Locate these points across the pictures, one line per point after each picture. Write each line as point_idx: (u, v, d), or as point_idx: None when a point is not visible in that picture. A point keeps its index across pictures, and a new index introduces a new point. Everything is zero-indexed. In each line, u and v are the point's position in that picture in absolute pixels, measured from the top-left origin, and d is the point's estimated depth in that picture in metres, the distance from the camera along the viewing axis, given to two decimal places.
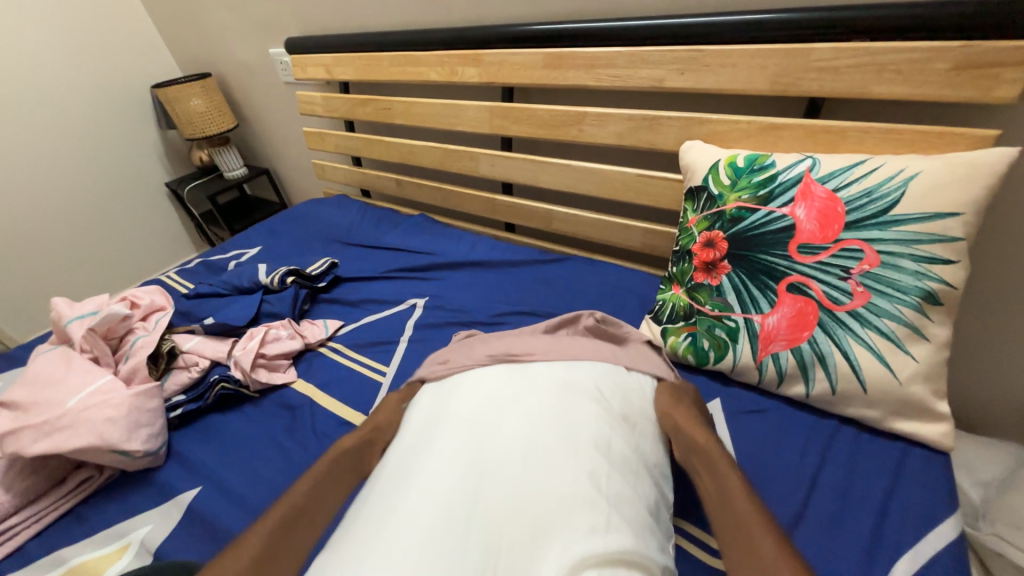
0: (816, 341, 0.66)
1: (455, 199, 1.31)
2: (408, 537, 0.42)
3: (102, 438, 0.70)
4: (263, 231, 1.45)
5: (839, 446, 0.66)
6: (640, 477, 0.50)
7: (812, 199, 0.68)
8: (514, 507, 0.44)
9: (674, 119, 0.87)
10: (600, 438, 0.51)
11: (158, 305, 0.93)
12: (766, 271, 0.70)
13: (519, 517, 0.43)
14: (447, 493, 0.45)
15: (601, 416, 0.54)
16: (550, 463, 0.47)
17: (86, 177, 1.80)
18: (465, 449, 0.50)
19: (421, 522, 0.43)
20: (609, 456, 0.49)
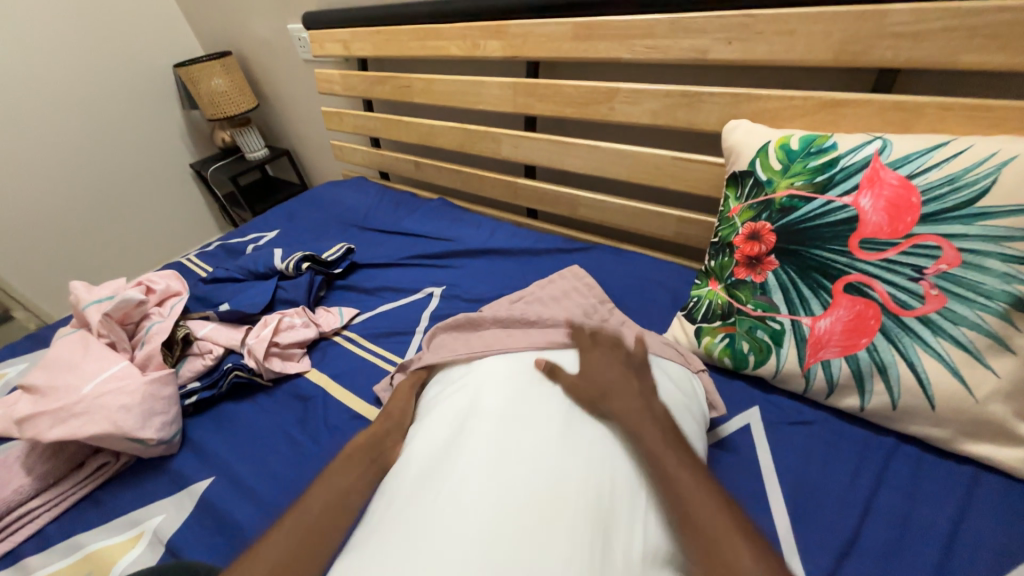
0: (877, 349, 0.58)
1: (475, 183, 1.25)
2: (449, 533, 0.38)
3: (116, 426, 0.69)
4: (281, 214, 1.43)
5: (898, 467, 0.58)
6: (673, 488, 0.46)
7: (880, 187, 0.59)
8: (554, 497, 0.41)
9: (718, 94, 0.78)
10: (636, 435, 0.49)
11: (174, 291, 0.92)
12: (821, 268, 0.62)
13: (561, 509, 0.40)
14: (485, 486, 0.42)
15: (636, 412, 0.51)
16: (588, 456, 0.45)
17: (114, 157, 1.82)
18: (487, 451, 0.45)
19: (460, 518, 0.39)
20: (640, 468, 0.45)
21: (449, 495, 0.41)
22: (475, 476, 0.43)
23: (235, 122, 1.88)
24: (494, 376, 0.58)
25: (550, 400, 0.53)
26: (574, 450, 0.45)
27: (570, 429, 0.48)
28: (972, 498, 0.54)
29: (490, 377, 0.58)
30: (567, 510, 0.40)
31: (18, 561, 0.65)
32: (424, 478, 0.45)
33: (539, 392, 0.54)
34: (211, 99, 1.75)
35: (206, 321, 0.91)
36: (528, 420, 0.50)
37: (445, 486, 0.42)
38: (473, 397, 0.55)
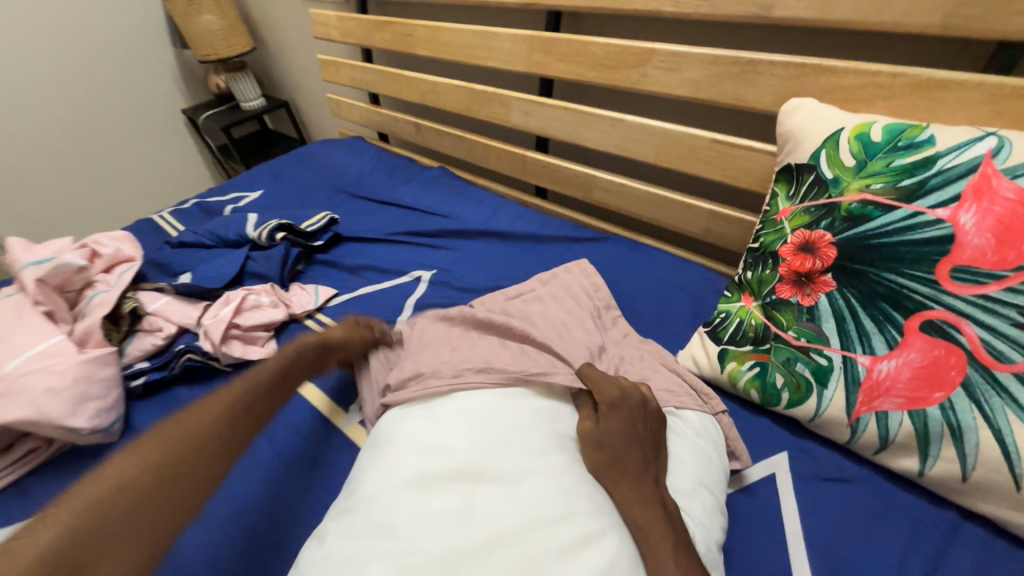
0: (952, 408, 0.46)
1: (480, 153, 1.11)
2: None
3: (41, 412, 0.60)
4: (267, 173, 1.31)
5: (958, 551, 0.47)
6: None
7: (992, 200, 0.45)
8: None
9: (779, 64, 0.63)
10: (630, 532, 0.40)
11: (125, 256, 0.81)
12: (892, 298, 0.49)
13: None
14: None
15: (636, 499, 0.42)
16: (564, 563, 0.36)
17: (97, 97, 1.68)
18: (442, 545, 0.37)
19: None
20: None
21: None
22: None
23: (228, 66, 1.73)
24: (464, 414, 0.47)
25: (529, 467, 0.42)
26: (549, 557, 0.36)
27: (549, 519, 0.39)
28: None
29: (458, 415, 0.47)
30: None
31: None
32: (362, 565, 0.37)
33: (519, 452, 0.43)
34: (201, 39, 1.59)
35: (162, 293, 0.81)
36: (497, 499, 0.40)
37: None
38: (436, 438, 0.45)
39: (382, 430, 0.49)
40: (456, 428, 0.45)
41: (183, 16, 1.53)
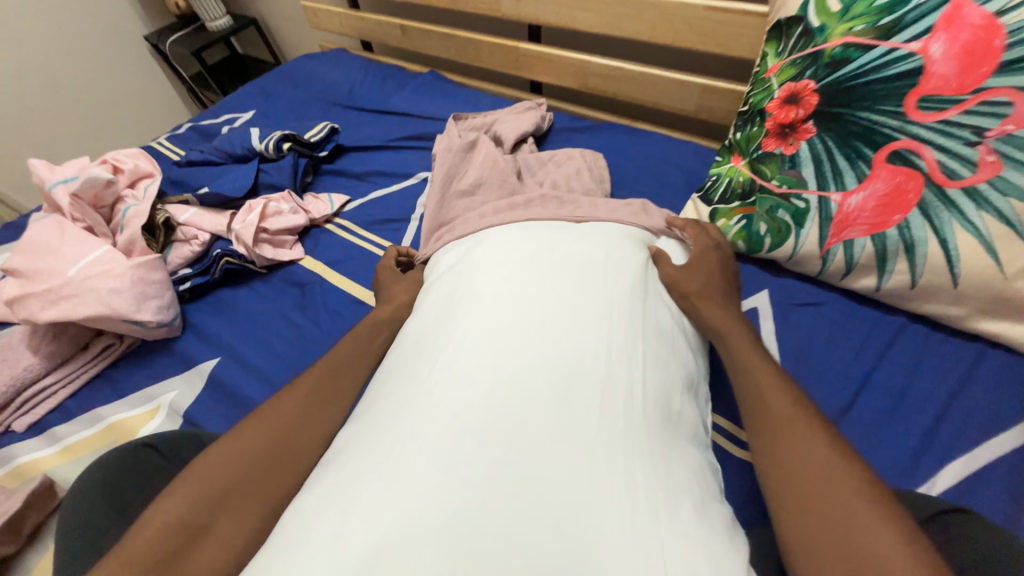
0: (908, 226, 0.54)
1: (471, 50, 1.09)
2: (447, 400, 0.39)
3: (110, 308, 0.68)
4: (255, 92, 1.28)
5: (903, 344, 0.57)
6: (671, 357, 0.46)
7: (959, 27, 0.48)
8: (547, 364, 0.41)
9: None
10: (637, 306, 0.48)
11: (144, 172, 0.84)
12: (865, 135, 0.55)
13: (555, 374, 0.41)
14: (482, 357, 0.42)
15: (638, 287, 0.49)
16: (583, 324, 0.45)
17: (54, 25, 1.58)
18: (485, 326, 0.45)
19: (459, 389, 0.40)
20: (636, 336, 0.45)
21: (447, 365, 0.42)
22: (474, 349, 0.43)
23: None
24: (486, 257, 0.53)
25: (547, 271, 0.50)
26: (574, 324, 0.44)
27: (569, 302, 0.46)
28: (975, 372, 0.53)
29: (483, 254, 0.54)
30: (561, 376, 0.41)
31: (46, 429, 0.69)
32: (422, 351, 0.46)
33: (539, 264, 0.51)
34: None
35: (187, 206, 0.86)
36: (524, 299, 0.47)
37: (443, 361, 0.43)
38: (469, 271, 0.52)
39: (420, 293, 0.56)
40: (485, 261, 0.53)
41: None
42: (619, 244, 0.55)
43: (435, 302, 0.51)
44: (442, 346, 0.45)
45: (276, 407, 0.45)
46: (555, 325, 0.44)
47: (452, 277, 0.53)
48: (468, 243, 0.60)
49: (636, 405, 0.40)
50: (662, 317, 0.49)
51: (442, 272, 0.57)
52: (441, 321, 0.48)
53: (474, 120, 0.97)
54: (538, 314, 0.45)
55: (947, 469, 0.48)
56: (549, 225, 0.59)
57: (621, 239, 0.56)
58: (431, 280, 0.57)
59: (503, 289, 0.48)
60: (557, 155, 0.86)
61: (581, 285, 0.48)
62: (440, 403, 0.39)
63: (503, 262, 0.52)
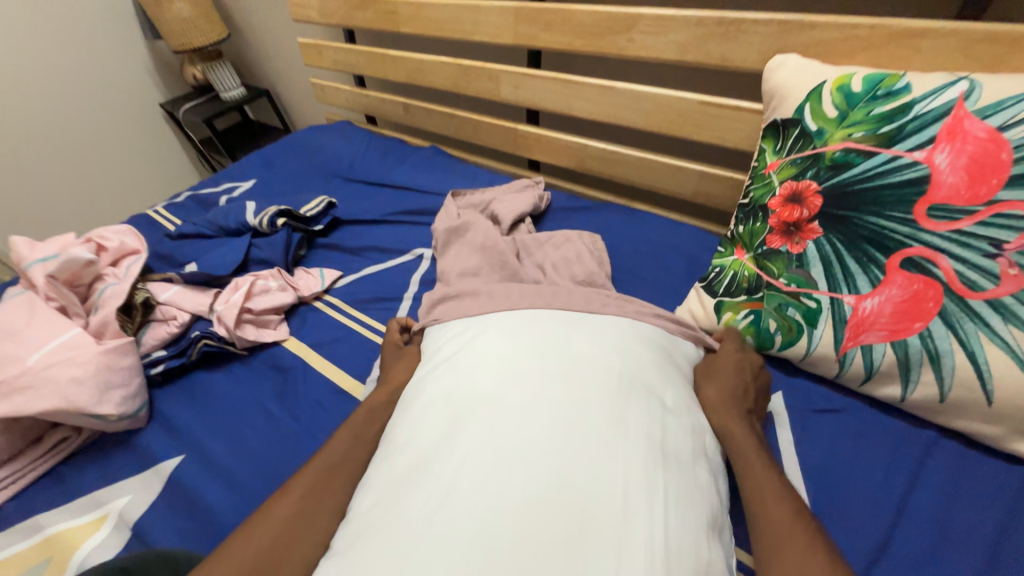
0: (930, 336, 0.50)
1: (471, 129, 1.12)
2: (434, 557, 0.33)
3: (69, 401, 0.62)
4: (258, 162, 1.30)
5: (937, 463, 0.52)
6: (692, 484, 0.41)
7: (963, 140, 0.48)
8: (553, 504, 0.35)
9: (763, 23, 0.65)
10: (652, 423, 0.43)
11: (130, 249, 0.81)
12: (874, 239, 0.53)
13: (562, 517, 0.35)
14: (477, 494, 0.36)
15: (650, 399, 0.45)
16: (593, 449, 0.39)
17: (71, 94, 1.64)
18: (481, 451, 0.39)
19: (449, 540, 0.34)
20: (653, 463, 0.39)
21: (436, 503, 0.36)
22: (468, 482, 0.37)
23: (204, 55, 1.68)
24: (484, 359, 0.48)
25: (551, 378, 0.45)
26: (581, 449, 0.39)
27: (575, 418, 0.41)
28: (1023, 503, 0.48)
29: (481, 353, 0.49)
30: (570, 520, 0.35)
31: None
32: (408, 477, 0.40)
33: (542, 369, 0.46)
34: (173, 28, 1.54)
35: (171, 282, 0.82)
36: (525, 415, 0.42)
37: (431, 498, 0.37)
38: (463, 373, 0.48)
39: (408, 393, 0.50)
40: (481, 362, 0.48)
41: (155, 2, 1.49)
42: (628, 345, 0.51)
43: (426, 410, 0.45)
44: (433, 475, 0.39)
45: (252, 535, 0.41)
46: (560, 450, 0.39)
47: (445, 378, 0.48)
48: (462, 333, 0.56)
49: (658, 558, 0.34)
50: (681, 438, 0.44)
51: (433, 368, 0.52)
52: (432, 438, 0.42)
53: (474, 197, 0.97)
54: (541, 434, 0.40)
55: None
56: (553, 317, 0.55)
57: (629, 341, 0.52)
58: (421, 376, 0.52)
59: (503, 402, 0.43)
60: (559, 236, 0.83)
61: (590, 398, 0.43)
62: (427, 561, 0.33)
63: (502, 367, 0.47)
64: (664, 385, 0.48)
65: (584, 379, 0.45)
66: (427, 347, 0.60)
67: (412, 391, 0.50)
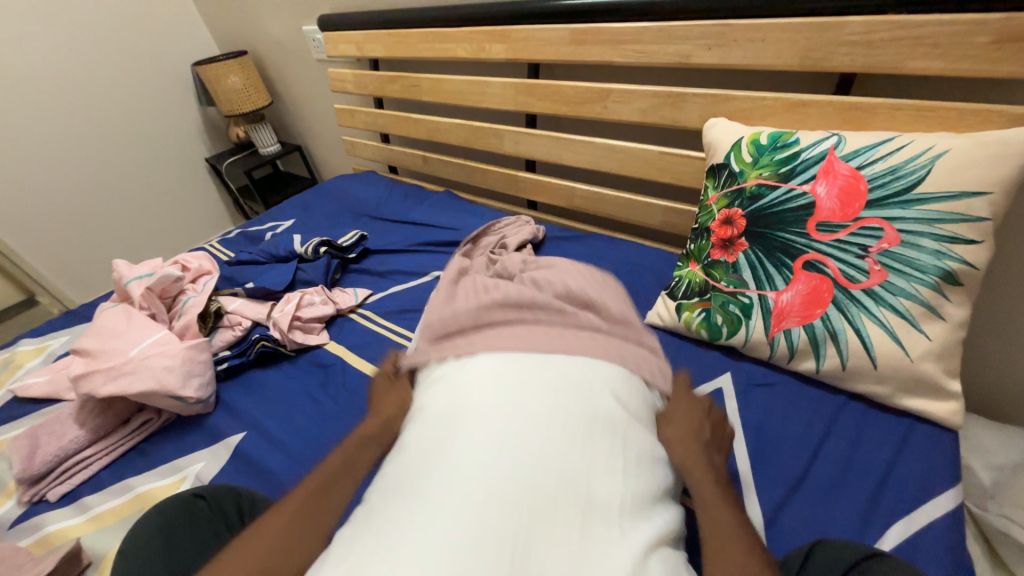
0: (829, 318, 0.67)
1: (479, 176, 1.34)
2: (441, 526, 0.39)
3: (161, 384, 0.78)
4: (296, 205, 1.52)
5: (846, 418, 0.66)
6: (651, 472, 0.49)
7: (834, 176, 0.68)
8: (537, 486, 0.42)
9: (699, 96, 0.87)
10: (619, 425, 0.50)
11: (206, 270, 1.01)
12: (783, 248, 0.71)
13: (545, 496, 0.42)
14: (475, 478, 0.42)
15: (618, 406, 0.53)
16: (570, 444, 0.46)
17: (134, 151, 1.91)
18: (478, 446, 0.45)
19: (453, 512, 0.40)
20: (617, 456, 0.47)
21: (440, 486, 0.42)
22: (467, 470, 0.43)
23: (250, 118, 1.97)
24: (484, 388, 0.53)
25: (535, 391, 0.52)
26: (561, 444, 0.46)
27: (558, 420, 0.49)
28: (907, 443, 0.62)
29: (475, 373, 0.56)
30: (551, 499, 0.42)
31: (76, 500, 0.74)
32: (414, 469, 0.46)
33: (526, 383, 0.53)
34: (227, 97, 1.83)
35: (234, 298, 1.01)
36: (514, 417, 0.48)
37: (436, 483, 0.43)
38: (460, 390, 0.54)
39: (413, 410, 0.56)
40: (475, 382, 0.54)
41: (212, 79, 1.78)
42: (601, 364, 0.58)
43: (428, 421, 0.52)
44: (434, 489, 0.42)
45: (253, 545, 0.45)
46: (544, 444, 0.46)
47: (447, 407, 0.52)
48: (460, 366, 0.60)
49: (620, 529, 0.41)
50: (651, 471, 0.49)
51: (434, 389, 0.58)
52: (435, 438, 0.48)
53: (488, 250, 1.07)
54: (528, 433, 0.47)
55: (892, 531, 0.55)
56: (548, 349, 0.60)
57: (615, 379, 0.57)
58: (424, 396, 0.58)
59: (501, 426, 0.47)
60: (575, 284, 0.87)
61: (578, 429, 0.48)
62: (435, 529, 0.39)
63: (500, 398, 0.51)
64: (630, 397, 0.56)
65: (562, 392, 0.52)
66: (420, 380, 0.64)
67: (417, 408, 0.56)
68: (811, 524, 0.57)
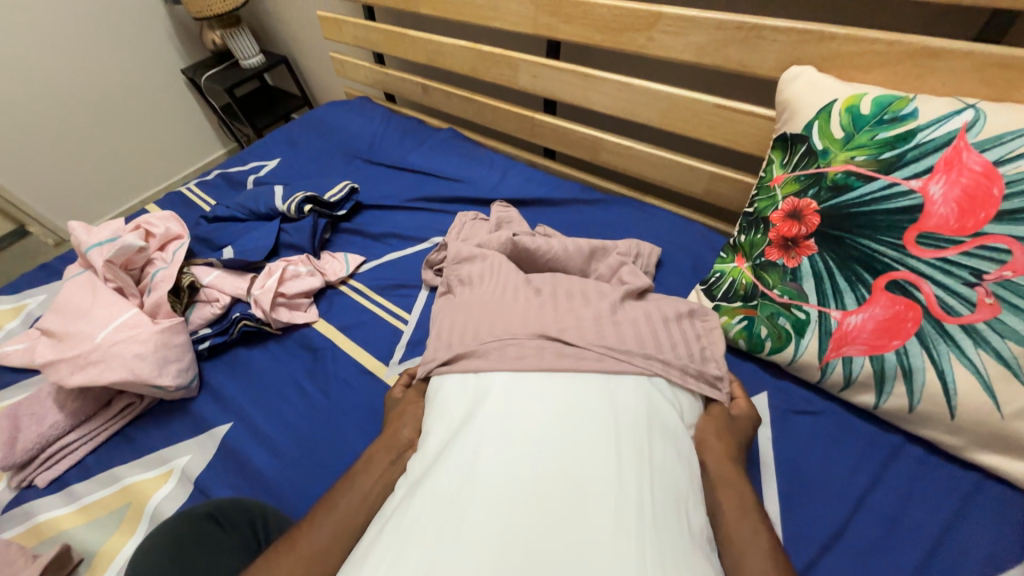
0: (906, 353, 0.55)
1: (489, 114, 1.13)
2: (467, 522, 0.39)
3: (134, 373, 0.72)
4: (281, 140, 1.34)
5: (900, 466, 0.57)
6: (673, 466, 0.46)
7: (958, 172, 0.50)
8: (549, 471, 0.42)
9: (781, 31, 0.65)
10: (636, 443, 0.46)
11: (174, 234, 0.90)
12: (864, 260, 0.56)
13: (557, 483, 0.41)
14: (491, 476, 0.42)
15: (632, 425, 0.48)
16: (581, 425, 0.47)
17: (96, 63, 1.64)
18: (489, 446, 0.45)
19: (477, 508, 0.40)
20: (634, 454, 0.45)
21: (454, 478, 0.43)
22: (485, 468, 0.43)
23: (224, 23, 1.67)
24: (503, 394, 0.51)
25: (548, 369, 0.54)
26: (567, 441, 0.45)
27: (567, 391, 0.51)
28: (969, 504, 0.53)
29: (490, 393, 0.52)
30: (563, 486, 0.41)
31: (65, 487, 0.72)
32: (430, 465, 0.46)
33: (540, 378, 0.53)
34: None
35: (211, 266, 0.90)
36: (526, 412, 0.48)
37: (454, 477, 0.43)
38: (477, 403, 0.51)
39: (435, 407, 0.54)
40: (493, 403, 0.50)
41: None
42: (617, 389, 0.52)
43: (441, 431, 0.50)
44: (455, 498, 0.41)
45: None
46: (552, 434, 0.45)
47: (455, 414, 0.51)
48: (446, 414, 0.52)
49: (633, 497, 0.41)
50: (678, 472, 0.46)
51: (450, 397, 0.54)
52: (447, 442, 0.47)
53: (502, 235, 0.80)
54: (536, 428, 0.46)
55: None
56: (527, 380, 0.52)
57: (627, 417, 0.49)
58: (438, 400, 0.55)
59: (516, 458, 0.43)
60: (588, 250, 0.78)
61: (579, 397, 0.50)
62: (459, 522, 0.39)
63: (505, 423, 0.47)
64: (657, 409, 0.51)
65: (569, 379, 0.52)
66: (443, 392, 0.56)
67: (439, 404, 0.55)
68: None
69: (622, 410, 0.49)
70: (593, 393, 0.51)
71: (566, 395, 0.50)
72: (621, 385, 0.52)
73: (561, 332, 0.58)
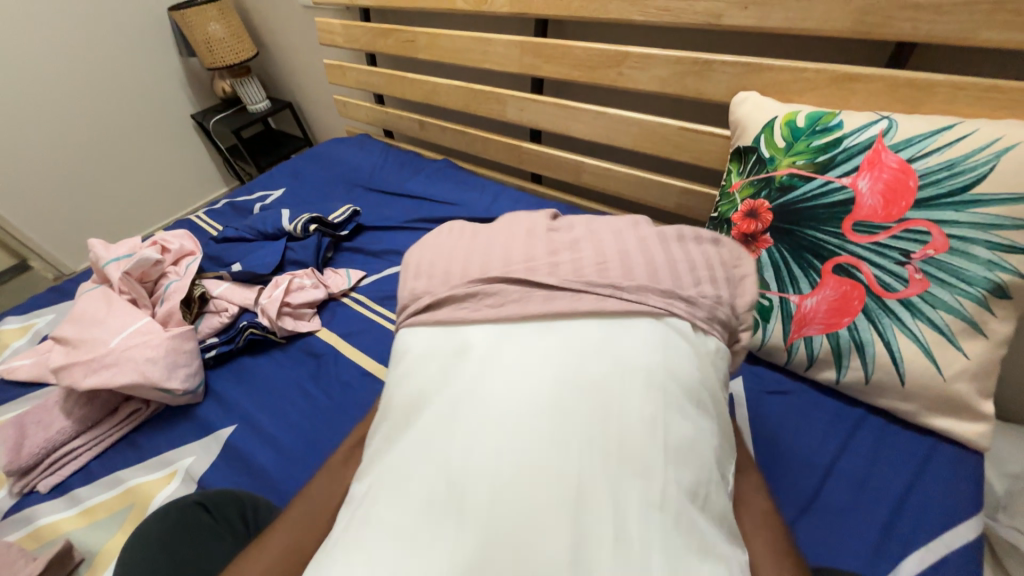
0: (857, 328, 0.61)
1: (480, 145, 1.24)
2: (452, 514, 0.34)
3: (145, 376, 0.75)
4: (286, 171, 1.43)
5: (864, 436, 0.62)
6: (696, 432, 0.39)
7: (879, 169, 0.60)
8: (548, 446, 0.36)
9: (729, 64, 0.76)
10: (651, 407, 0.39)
11: (188, 250, 0.97)
12: (813, 248, 0.64)
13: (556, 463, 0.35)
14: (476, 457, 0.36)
15: (645, 387, 0.39)
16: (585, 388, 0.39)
17: (112, 108, 1.76)
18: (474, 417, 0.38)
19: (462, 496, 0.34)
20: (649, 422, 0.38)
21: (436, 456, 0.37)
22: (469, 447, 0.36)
23: (235, 72, 1.82)
24: (486, 354, 0.43)
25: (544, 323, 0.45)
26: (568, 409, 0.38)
27: (567, 346, 0.42)
28: (926, 466, 0.58)
29: (472, 352, 0.44)
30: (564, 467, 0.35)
31: (68, 491, 0.73)
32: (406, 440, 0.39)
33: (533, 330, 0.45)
34: (207, 46, 1.66)
35: (220, 281, 0.96)
36: (515, 374, 0.41)
37: (435, 457, 0.37)
38: (459, 364, 0.43)
39: (409, 360, 0.46)
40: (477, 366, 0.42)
41: (187, 23, 1.60)
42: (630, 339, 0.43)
43: (417, 395, 0.42)
44: (437, 485, 0.35)
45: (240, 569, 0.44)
46: (551, 401, 0.38)
47: (430, 376, 0.43)
48: (423, 372, 0.44)
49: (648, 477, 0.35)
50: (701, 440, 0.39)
51: (427, 350, 0.46)
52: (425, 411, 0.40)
53: None
54: (531, 392, 0.39)
55: (904, 563, 0.52)
56: (516, 336, 0.44)
57: (634, 372, 0.40)
58: (410, 352, 0.47)
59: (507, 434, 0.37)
60: None
61: (581, 352, 0.42)
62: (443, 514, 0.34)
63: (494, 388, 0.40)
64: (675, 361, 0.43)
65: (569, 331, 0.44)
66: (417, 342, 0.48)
67: (412, 356, 0.46)
68: (820, 552, 0.54)
69: (638, 366, 0.41)
70: (597, 345, 0.43)
71: (565, 352, 0.42)
72: (629, 329, 0.44)
73: (552, 270, 0.49)
